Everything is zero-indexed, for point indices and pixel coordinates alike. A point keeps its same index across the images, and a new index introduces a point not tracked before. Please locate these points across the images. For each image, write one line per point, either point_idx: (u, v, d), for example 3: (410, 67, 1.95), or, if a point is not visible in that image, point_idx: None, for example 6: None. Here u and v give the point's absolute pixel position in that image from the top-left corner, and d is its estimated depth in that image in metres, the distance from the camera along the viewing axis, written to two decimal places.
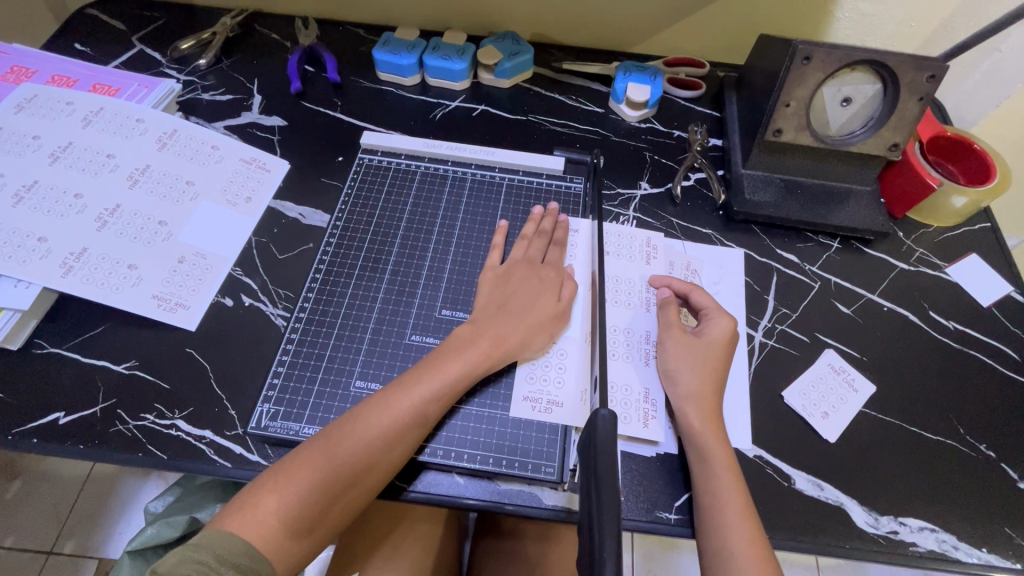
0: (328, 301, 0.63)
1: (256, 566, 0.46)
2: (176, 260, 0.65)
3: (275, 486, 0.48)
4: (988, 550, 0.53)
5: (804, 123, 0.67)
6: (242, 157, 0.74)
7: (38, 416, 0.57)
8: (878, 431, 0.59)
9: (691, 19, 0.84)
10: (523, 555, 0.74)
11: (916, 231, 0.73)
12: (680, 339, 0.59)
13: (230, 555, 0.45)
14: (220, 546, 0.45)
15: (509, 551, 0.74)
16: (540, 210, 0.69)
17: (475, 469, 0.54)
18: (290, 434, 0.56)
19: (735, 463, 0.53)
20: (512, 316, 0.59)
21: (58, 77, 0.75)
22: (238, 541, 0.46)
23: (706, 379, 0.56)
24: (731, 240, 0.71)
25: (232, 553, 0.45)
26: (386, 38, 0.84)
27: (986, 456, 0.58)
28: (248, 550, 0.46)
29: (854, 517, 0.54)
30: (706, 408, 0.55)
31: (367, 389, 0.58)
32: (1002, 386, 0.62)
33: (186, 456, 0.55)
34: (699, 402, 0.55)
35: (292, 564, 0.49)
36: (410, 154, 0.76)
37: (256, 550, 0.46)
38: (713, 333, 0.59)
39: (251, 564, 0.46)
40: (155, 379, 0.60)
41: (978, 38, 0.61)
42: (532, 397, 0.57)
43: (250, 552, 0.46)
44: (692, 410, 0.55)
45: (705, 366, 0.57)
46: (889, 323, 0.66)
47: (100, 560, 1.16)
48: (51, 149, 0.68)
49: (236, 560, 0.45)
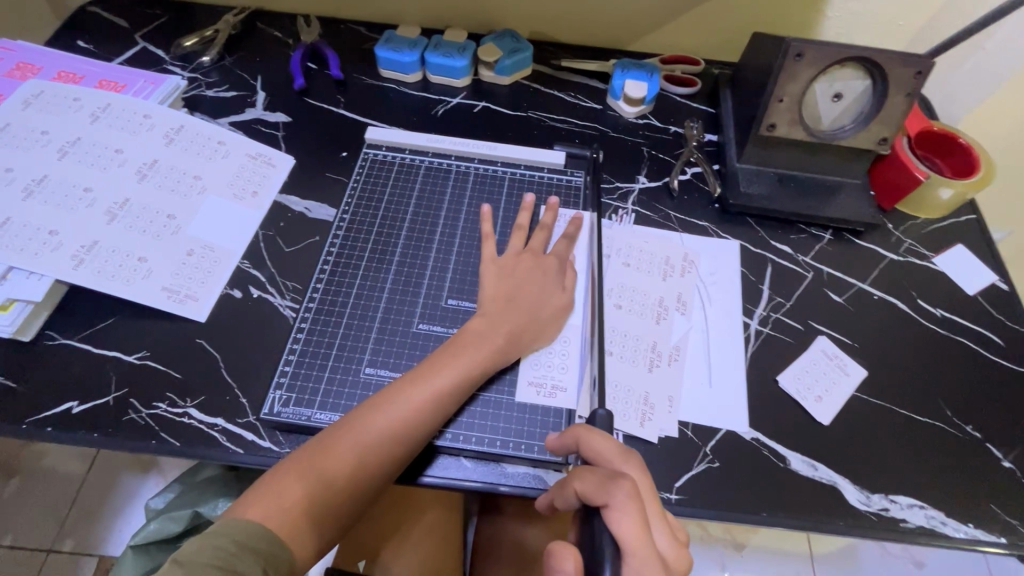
0: (336, 293, 0.65)
1: (278, 551, 0.47)
2: (185, 253, 0.66)
3: (298, 474, 0.50)
4: (975, 525, 0.56)
5: (796, 118, 0.69)
6: (248, 152, 0.76)
7: (53, 405, 0.58)
8: (869, 414, 0.61)
9: (686, 17, 0.86)
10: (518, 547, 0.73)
11: (905, 223, 0.76)
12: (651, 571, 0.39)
13: (250, 540, 0.46)
14: (241, 532, 0.46)
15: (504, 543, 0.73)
16: (533, 201, 0.71)
17: (482, 452, 0.56)
18: (301, 420, 0.57)
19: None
20: (522, 308, 0.60)
21: (65, 74, 0.76)
22: (260, 526, 0.47)
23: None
24: (727, 232, 0.73)
25: (252, 538, 0.46)
26: (388, 35, 0.86)
27: (972, 437, 0.61)
28: (270, 536, 0.47)
29: (847, 495, 0.57)
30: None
31: (377, 375, 0.60)
32: (988, 371, 0.65)
33: (199, 444, 0.57)
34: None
35: (315, 548, 0.50)
36: (414, 148, 0.77)
37: (278, 538, 0.47)
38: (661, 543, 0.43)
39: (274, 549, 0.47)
40: (167, 369, 0.61)
41: (962, 36, 0.64)
42: (537, 382, 0.59)
43: (270, 536, 0.47)
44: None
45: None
46: (879, 311, 0.69)
47: (99, 558, 1.16)
48: (59, 144, 0.69)
49: (256, 546, 0.46)
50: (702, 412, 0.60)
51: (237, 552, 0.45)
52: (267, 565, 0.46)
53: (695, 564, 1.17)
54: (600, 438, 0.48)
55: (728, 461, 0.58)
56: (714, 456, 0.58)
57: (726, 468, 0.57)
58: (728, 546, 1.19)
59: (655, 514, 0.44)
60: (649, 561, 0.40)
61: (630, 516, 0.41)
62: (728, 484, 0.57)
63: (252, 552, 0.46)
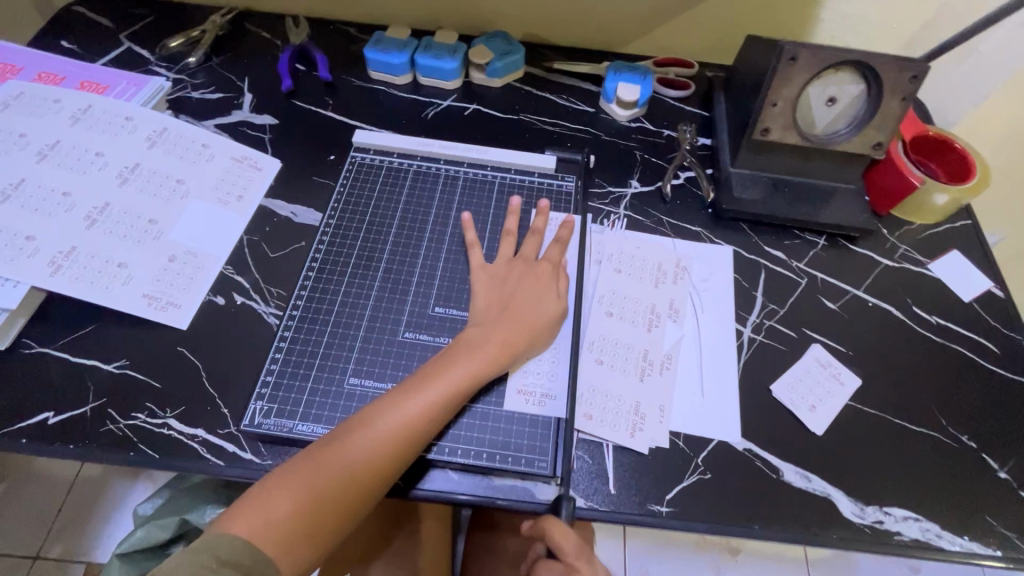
0: (321, 300, 0.64)
1: (260, 568, 0.46)
2: (166, 259, 0.65)
3: (286, 488, 0.49)
4: (970, 538, 0.55)
5: (790, 123, 0.68)
6: (233, 156, 0.74)
7: (28, 416, 0.56)
8: (864, 423, 0.60)
9: (679, 19, 0.85)
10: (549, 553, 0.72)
11: (900, 228, 0.75)
12: None
13: (231, 556, 0.45)
14: (222, 549, 0.45)
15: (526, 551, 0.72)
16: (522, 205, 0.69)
17: (469, 464, 0.55)
18: (284, 431, 0.56)
19: None
20: (513, 318, 0.59)
21: (45, 75, 0.75)
22: (241, 543, 0.46)
23: None
24: (720, 238, 0.72)
25: (233, 555, 0.45)
26: (377, 37, 0.84)
27: (968, 447, 0.60)
28: (251, 551, 0.46)
29: (841, 508, 0.56)
30: None
31: (361, 385, 0.58)
32: (983, 380, 0.64)
33: (178, 455, 0.55)
34: None
35: (300, 565, 0.49)
36: (402, 152, 0.76)
37: (264, 555, 0.46)
38: None
39: (254, 567, 0.46)
40: (147, 378, 0.59)
41: (958, 39, 0.63)
42: (525, 390, 0.58)
43: (253, 554, 0.46)
44: None
45: None
46: (874, 318, 0.68)
47: (87, 564, 1.14)
48: (38, 147, 0.68)
49: (237, 562, 0.45)
50: (693, 421, 0.59)
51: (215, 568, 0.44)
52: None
53: (692, 569, 1.16)
54: (565, 535, 0.51)
55: (720, 472, 0.57)
56: (706, 467, 0.57)
57: (718, 479, 0.56)
58: (723, 550, 1.18)
59: None
60: None
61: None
62: (719, 497, 0.55)
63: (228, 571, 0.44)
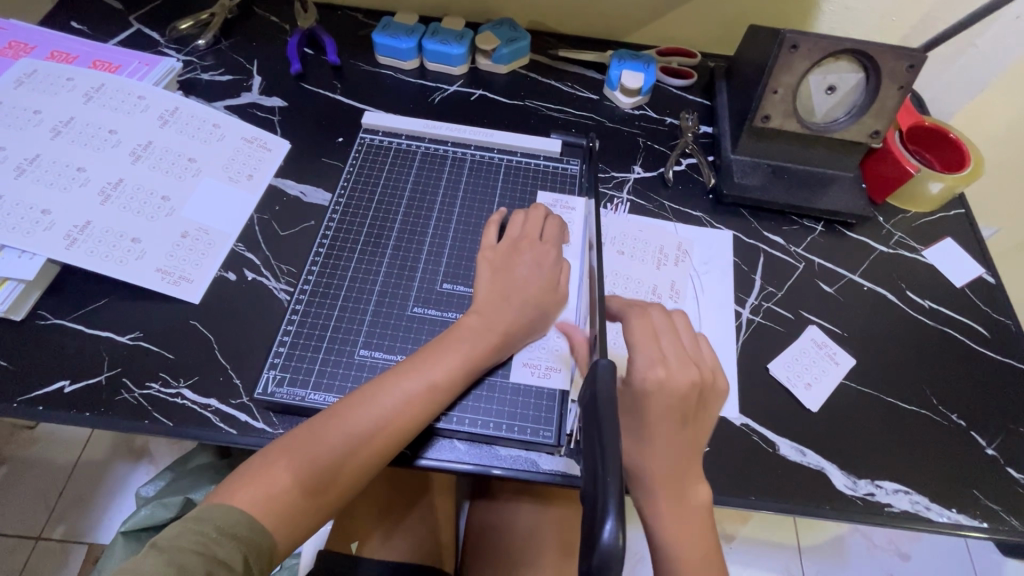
0: (331, 277, 0.65)
1: (257, 538, 0.46)
2: (179, 234, 0.66)
3: (287, 462, 0.49)
4: (958, 510, 0.57)
5: (791, 110, 0.70)
6: (243, 136, 0.75)
7: (45, 384, 0.58)
8: (857, 401, 0.62)
9: (683, 9, 0.86)
10: (555, 529, 0.72)
11: (896, 216, 0.77)
12: (645, 357, 0.52)
13: (230, 526, 0.46)
14: (221, 518, 0.46)
15: (531, 530, 0.72)
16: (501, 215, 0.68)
17: (475, 434, 0.56)
18: (296, 400, 0.57)
19: (678, 444, 0.51)
20: (520, 298, 0.60)
21: (58, 54, 0.76)
22: (238, 514, 0.46)
23: (674, 415, 0.51)
24: (721, 223, 0.74)
25: (231, 526, 0.46)
26: (386, 21, 0.86)
27: (957, 425, 0.62)
28: (248, 522, 0.46)
29: (834, 481, 0.57)
30: (674, 440, 0.51)
31: (372, 357, 0.60)
32: (973, 362, 0.66)
33: (192, 425, 0.57)
34: (654, 438, 0.51)
35: (297, 535, 0.49)
36: (411, 134, 0.77)
37: (260, 526, 0.47)
38: (681, 374, 0.51)
39: (253, 538, 0.46)
40: (159, 349, 0.61)
41: (953, 31, 0.65)
42: (531, 363, 0.60)
43: (250, 525, 0.46)
44: (661, 440, 0.50)
45: (668, 421, 0.50)
46: (869, 301, 0.69)
47: (89, 545, 1.15)
48: (52, 123, 0.69)
49: (236, 532, 0.46)
50: None
51: (217, 537, 0.45)
52: (249, 555, 0.46)
53: None
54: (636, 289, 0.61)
55: (719, 445, 0.58)
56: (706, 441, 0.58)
57: (717, 453, 0.58)
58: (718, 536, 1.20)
59: (670, 337, 0.54)
60: (651, 359, 0.52)
61: (641, 325, 0.54)
62: (717, 469, 0.57)
63: (230, 540, 0.45)
